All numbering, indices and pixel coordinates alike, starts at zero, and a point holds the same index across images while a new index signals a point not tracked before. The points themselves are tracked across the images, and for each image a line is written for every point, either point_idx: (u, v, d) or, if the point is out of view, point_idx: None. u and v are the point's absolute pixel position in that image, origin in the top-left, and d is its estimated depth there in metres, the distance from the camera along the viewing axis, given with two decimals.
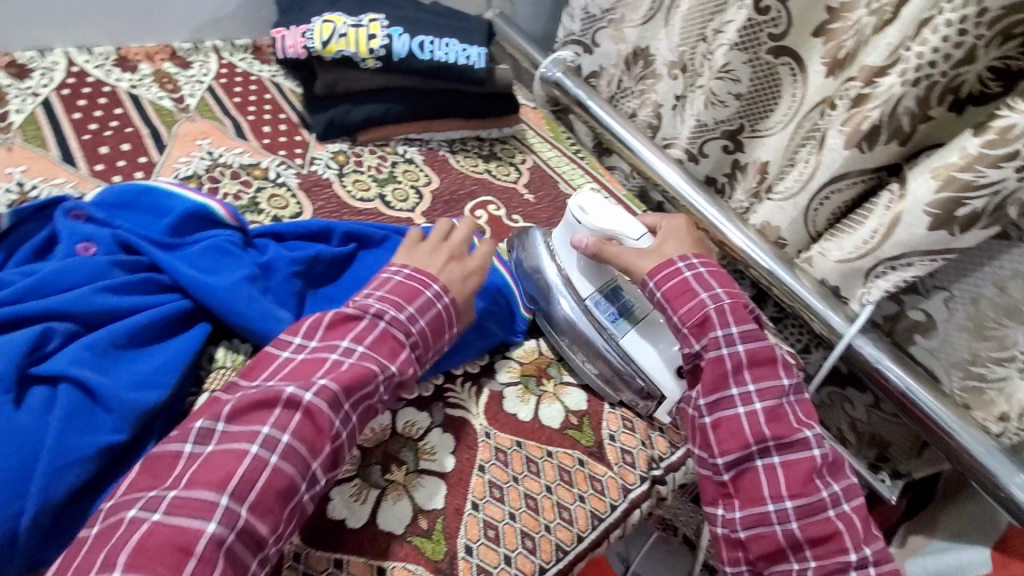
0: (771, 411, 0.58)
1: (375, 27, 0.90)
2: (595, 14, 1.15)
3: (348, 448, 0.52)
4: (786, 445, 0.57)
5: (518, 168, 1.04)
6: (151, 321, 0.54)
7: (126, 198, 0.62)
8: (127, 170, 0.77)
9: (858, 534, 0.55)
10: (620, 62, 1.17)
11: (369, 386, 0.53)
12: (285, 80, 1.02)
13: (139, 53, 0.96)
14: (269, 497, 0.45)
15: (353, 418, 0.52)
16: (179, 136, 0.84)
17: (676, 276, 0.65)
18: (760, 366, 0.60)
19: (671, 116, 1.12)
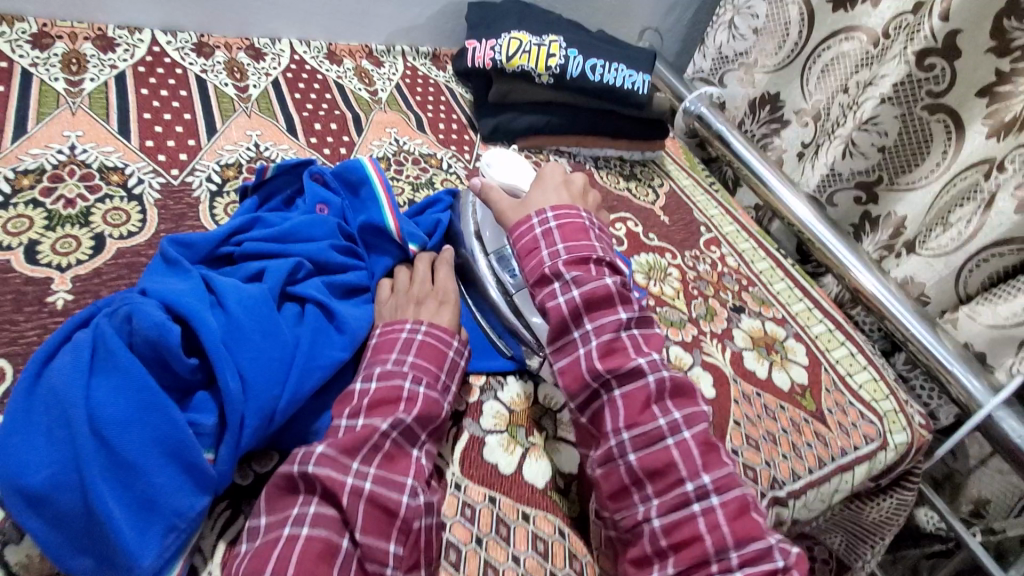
0: (675, 534, 0.52)
1: (555, 47, 1.00)
2: (727, 56, 1.21)
3: (392, 493, 0.48)
4: (625, 374, 0.56)
5: (655, 190, 1.09)
6: (356, 280, 0.64)
7: (349, 176, 0.71)
8: (334, 145, 0.91)
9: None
10: (746, 105, 1.21)
11: (370, 440, 0.49)
12: (457, 86, 1.14)
13: (345, 49, 1.11)
14: (308, 567, 0.43)
15: (373, 472, 0.48)
16: (374, 123, 0.98)
17: (527, 232, 0.64)
18: (637, 412, 0.55)
19: (793, 162, 1.15)
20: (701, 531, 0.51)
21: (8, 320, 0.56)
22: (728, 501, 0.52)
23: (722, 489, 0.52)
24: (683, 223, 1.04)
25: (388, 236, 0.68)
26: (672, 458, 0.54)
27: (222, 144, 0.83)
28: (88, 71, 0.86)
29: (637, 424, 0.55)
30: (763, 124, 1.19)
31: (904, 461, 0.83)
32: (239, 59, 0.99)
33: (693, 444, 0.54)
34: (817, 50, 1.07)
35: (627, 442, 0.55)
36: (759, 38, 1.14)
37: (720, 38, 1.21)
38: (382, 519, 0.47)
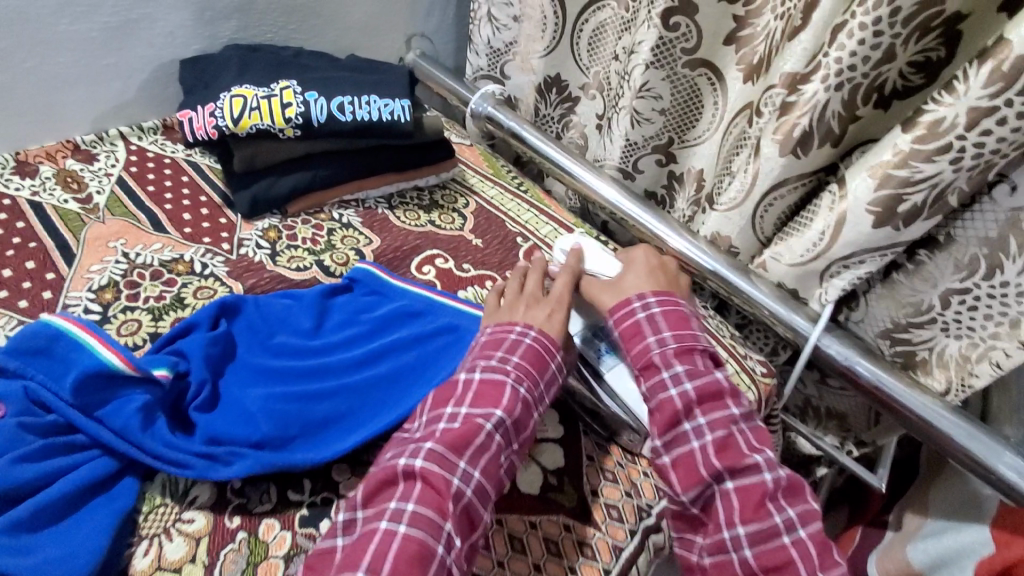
0: (747, 504, 0.59)
1: (288, 94, 0.86)
2: (499, 48, 1.15)
3: (479, 502, 0.56)
4: (699, 372, 0.66)
5: (461, 214, 1.01)
6: (65, 492, 0.51)
7: (36, 345, 0.55)
8: (34, 292, 0.72)
9: (813, 562, 0.57)
10: (535, 92, 1.15)
11: (479, 437, 0.58)
12: (201, 157, 0.96)
13: (38, 154, 0.90)
14: (403, 565, 0.49)
15: (476, 473, 0.56)
16: (88, 243, 0.79)
17: (629, 317, 0.71)
18: (709, 399, 0.65)
19: (597, 136, 1.12)
20: (767, 497, 0.59)
21: None
22: (790, 475, 0.62)
23: (773, 467, 0.61)
24: (497, 241, 0.97)
25: (124, 377, 0.56)
26: (737, 441, 0.63)
27: None
28: None
29: (708, 408, 0.65)
30: (557, 107, 1.16)
31: (760, 416, 0.84)
32: None
33: (749, 430, 0.64)
34: (581, 20, 1.03)
35: (698, 422, 0.64)
36: (523, 25, 1.09)
37: (485, 33, 1.15)
38: (465, 523, 0.55)
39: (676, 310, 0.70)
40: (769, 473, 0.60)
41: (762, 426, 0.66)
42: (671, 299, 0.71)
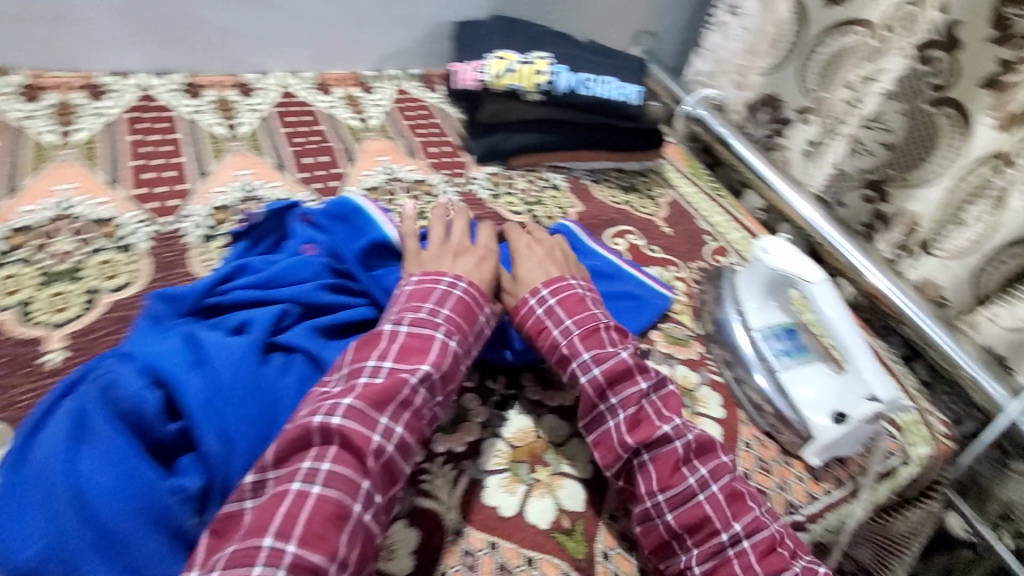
0: (664, 470, 0.57)
1: (542, 63, 0.98)
2: (724, 58, 1.20)
3: (343, 466, 0.47)
4: (604, 355, 0.62)
5: (656, 202, 1.07)
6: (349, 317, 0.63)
7: (342, 213, 0.71)
8: (324, 179, 0.91)
9: (724, 513, 0.56)
10: (745, 108, 1.17)
11: (401, 393, 0.52)
12: (449, 107, 1.14)
13: (335, 78, 1.11)
14: (318, 525, 0.44)
15: (398, 429, 0.51)
16: (365, 152, 0.98)
17: (530, 314, 0.66)
18: (620, 380, 0.61)
19: (801, 162, 1.08)
20: (680, 463, 0.58)
21: (7, 382, 0.56)
22: (697, 434, 0.59)
23: (717, 475, 0.58)
24: (687, 234, 1.01)
25: (392, 252, 0.70)
26: (649, 413, 0.60)
27: (210, 187, 0.83)
28: (81, 121, 0.87)
29: (618, 388, 0.61)
30: (764, 126, 1.14)
31: (928, 474, 0.79)
32: (230, 97, 1.00)
33: (692, 434, 0.59)
34: (818, 45, 1.03)
35: (621, 415, 0.60)
36: (750, 38, 1.13)
37: (715, 41, 1.21)
38: (387, 482, 0.49)
39: (569, 287, 0.67)
40: (678, 440, 0.58)
41: (674, 393, 0.63)
42: (563, 286, 0.67)
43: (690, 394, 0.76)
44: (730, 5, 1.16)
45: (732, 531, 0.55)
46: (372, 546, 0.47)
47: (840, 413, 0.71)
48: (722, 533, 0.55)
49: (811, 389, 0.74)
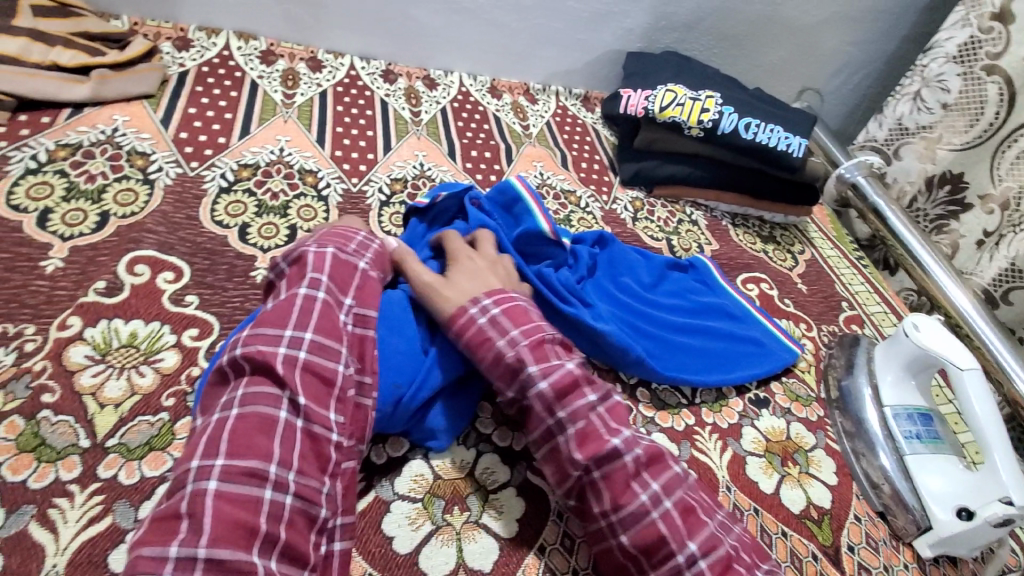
0: (614, 487, 0.53)
1: (710, 103, 1.01)
2: (908, 128, 1.16)
3: (322, 364, 0.51)
4: (552, 368, 0.56)
5: (795, 257, 1.05)
6: None
7: (506, 199, 0.78)
8: (486, 172, 1.00)
9: (680, 533, 0.51)
10: (920, 182, 1.15)
11: (322, 308, 0.53)
12: (603, 129, 1.20)
13: (506, 86, 1.21)
14: (253, 432, 0.45)
15: (308, 335, 0.51)
16: (524, 155, 1.06)
17: (579, 395, 0.55)
18: (566, 392, 0.55)
19: (970, 251, 1.09)
20: (631, 478, 0.53)
21: (221, 285, 0.67)
22: (647, 446, 0.55)
23: (670, 489, 0.53)
24: (822, 295, 0.98)
25: (545, 238, 0.76)
26: (598, 427, 0.55)
27: (394, 161, 0.94)
28: (300, 87, 1.01)
29: (565, 401, 0.55)
30: (939, 204, 1.13)
31: None
32: (417, 87, 1.12)
33: (645, 450, 0.55)
34: (1015, 135, 1.01)
35: (569, 434, 0.54)
36: (947, 114, 1.09)
37: (902, 109, 1.17)
38: (319, 385, 0.50)
39: (587, 421, 0.55)
40: (628, 455, 0.53)
41: (621, 404, 0.58)
42: (507, 296, 0.60)
43: (804, 452, 0.74)
44: (925, 77, 1.12)
45: (687, 552, 0.50)
46: (327, 455, 0.48)
47: (965, 509, 0.66)
48: (679, 554, 0.51)
49: (940, 480, 0.70)
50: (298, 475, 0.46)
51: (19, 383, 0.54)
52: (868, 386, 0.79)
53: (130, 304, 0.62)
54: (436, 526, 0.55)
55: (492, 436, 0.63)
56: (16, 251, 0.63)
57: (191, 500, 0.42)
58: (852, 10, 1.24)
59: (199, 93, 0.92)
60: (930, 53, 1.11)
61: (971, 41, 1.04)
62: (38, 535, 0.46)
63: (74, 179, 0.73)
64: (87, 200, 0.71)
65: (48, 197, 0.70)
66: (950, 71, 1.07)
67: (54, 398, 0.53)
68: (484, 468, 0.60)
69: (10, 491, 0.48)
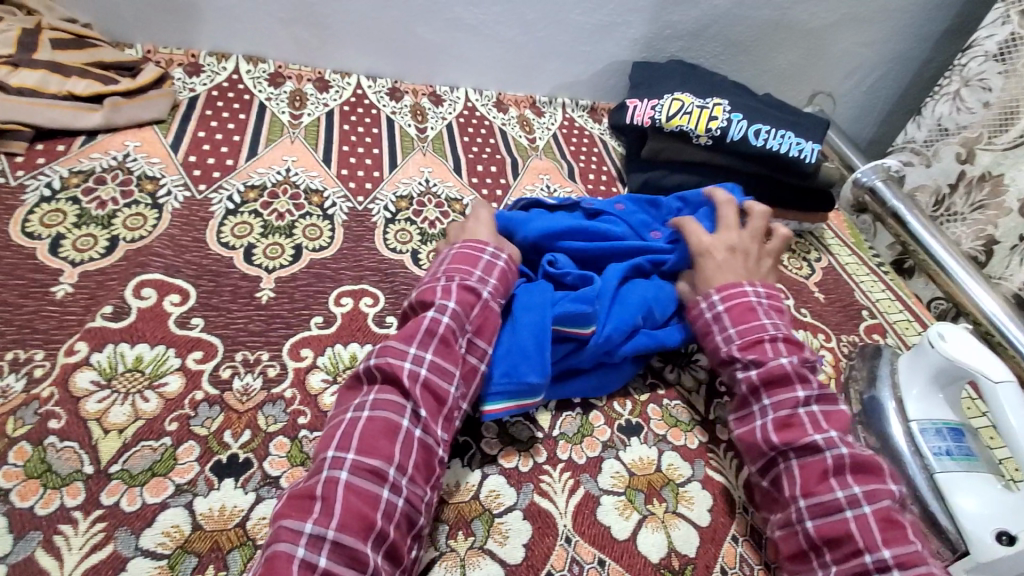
0: (809, 477, 0.57)
1: (718, 110, 1.00)
2: (948, 129, 1.16)
3: (441, 379, 0.55)
4: (761, 360, 0.64)
5: (811, 265, 1.02)
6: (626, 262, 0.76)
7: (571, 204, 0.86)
8: (492, 186, 0.99)
9: (871, 535, 0.52)
10: (961, 182, 1.13)
11: (449, 327, 0.57)
12: (610, 139, 1.19)
13: (511, 99, 1.20)
14: (379, 436, 0.50)
15: (430, 354, 0.56)
16: (530, 168, 1.05)
17: (787, 392, 0.61)
18: (775, 384, 0.62)
19: (1006, 255, 1.07)
20: (829, 473, 0.56)
21: (225, 307, 0.67)
22: (855, 452, 0.56)
23: (873, 496, 0.54)
24: (841, 304, 0.95)
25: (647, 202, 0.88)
26: (803, 421, 0.59)
27: (400, 178, 0.95)
28: (307, 107, 1.02)
29: (775, 391, 0.62)
30: (975, 207, 1.11)
31: None
32: (423, 104, 1.12)
33: (848, 454, 0.56)
34: None
35: (770, 420, 0.61)
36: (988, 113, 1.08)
37: (941, 109, 1.17)
38: (433, 401, 0.54)
39: (792, 413, 0.60)
40: (828, 450, 0.57)
41: (841, 410, 0.61)
42: (738, 294, 0.69)
43: None
44: (965, 77, 1.12)
45: (877, 555, 0.51)
46: (433, 467, 0.52)
47: (1006, 533, 0.61)
48: (866, 553, 0.52)
49: (974, 500, 0.65)
50: (409, 481, 0.50)
51: (27, 410, 0.54)
52: (892, 399, 0.76)
53: (137, 328, 0.62)
54: (440, 552, 0.54)
55: (498, 457, 0.61)
56: (28, 277, 0.65)
57: (324, 484, 0.48)
58: (865, 11, 1.22)
59: (209, 116, 0.93)
60: (970, 53, 1.11)
61: (1012, 38, 1.04)
62: (44, 562, 0.47)
63: (85, 205, 0.75)
64: (97, 225, 0.72)
65: (60, 223, 0.71)
66: (990, 69, 1.08)
67: (60, 424, 0.54)
68: (489, 491, 0.59)
69: (18, 517, 0.48)
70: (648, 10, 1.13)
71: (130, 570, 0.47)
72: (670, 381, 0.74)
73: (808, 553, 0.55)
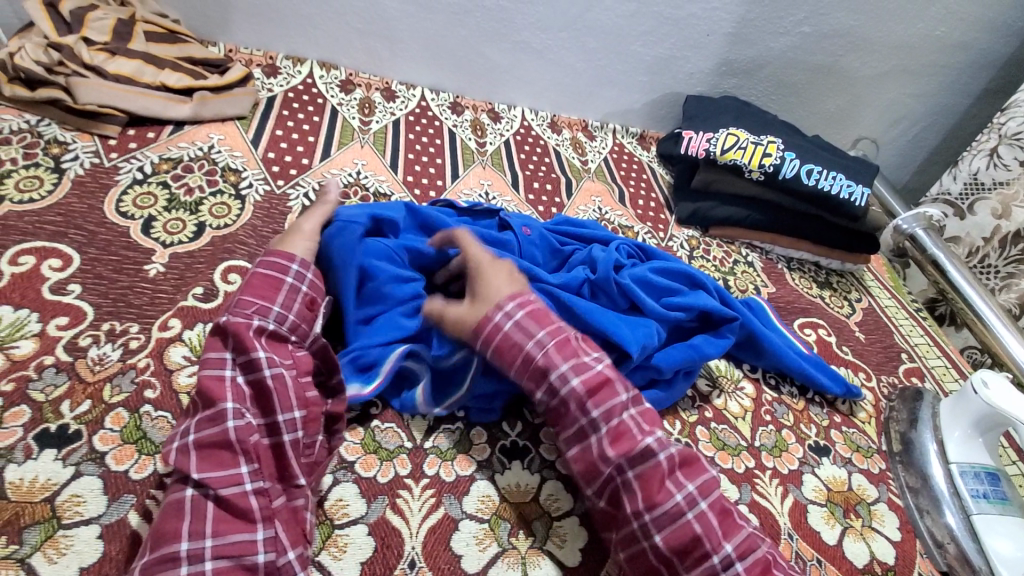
0: (648, 489, 0.53)
1: (772, 148, 1.03)
2: (984, 183, 1.18)
3: (212, 428, 0.48)
4: (581, 366, 0.57)
5: (851, 304, 1.04)
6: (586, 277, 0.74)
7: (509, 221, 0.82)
8: (547, 204, 1.03)
9: (715, 533, 0.52)
10: (995, 238, 1.16)
11: (219, 378, 0.50)
12: (658, 167, 1.23)
13: (565, 122, 1.25)
14: (169, 521, 0.44)
15: (197, 416, 0.49)
16: (583, 189, 1.09)
17: (615, 401, 0.57)
18: (597, 391, 0.57)
19: None
20: (666, 478, 0.54)
21: None
22: (681, 449, 0.56)
23: (705, 493, 0.54)
24: (881, 345, 0.97)
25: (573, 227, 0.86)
26: (631, 426, 0.56)
27: (463, 188, 0.99)
28: (376, 115, 1.07)
29: (598, 400, 0.56)
30: (1010, 261, 1.15)
31: None
32: (482, 119, 1.17)
33: (678, 455, 0.55)
34: None
35: (603, 434, 0.55)
36: None
37: (977, 164, 1.18)
38: (219, 452, 0.47)
39: (621, 420, 0.56)
40: (662, 453, 0.54)
41: (649, 405, 0.60)
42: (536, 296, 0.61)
43: (866, 504, 0.72)
44: (1003, 134, 1.13)
45: (723, 553, 0.51)
46: (247, 506, 0.46)
47: None
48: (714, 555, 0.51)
49: (1009, 544, 0.67)
50: (214, 540, 0.44)
51: (125, 378, 0.57)
52: (932, 441, 0.78)
53: (224, 310, 0.66)
54: (503, 548, 0.55)
55: (556, 462, 0.64)
56: (124, 254, 0.68)
57: None
58: (914, 64, 1.25)
59: (286, 116, 0.98)
60: (1009, 112, 1.13)
61: None
62: (136, 524, 0.49)
63: (174, 191, 0.79)
64: (185, 211, 0.76)
65: (152, 206, 0.75)
66: None
67: (155, 394, 0.57)
68: (548, 495, 0.61)
69: (114, 479, 0.51)
70: (705, 47, 1.18)
71: None
72: (717, 405, 0.77)
73: (659, 568, 0.52)
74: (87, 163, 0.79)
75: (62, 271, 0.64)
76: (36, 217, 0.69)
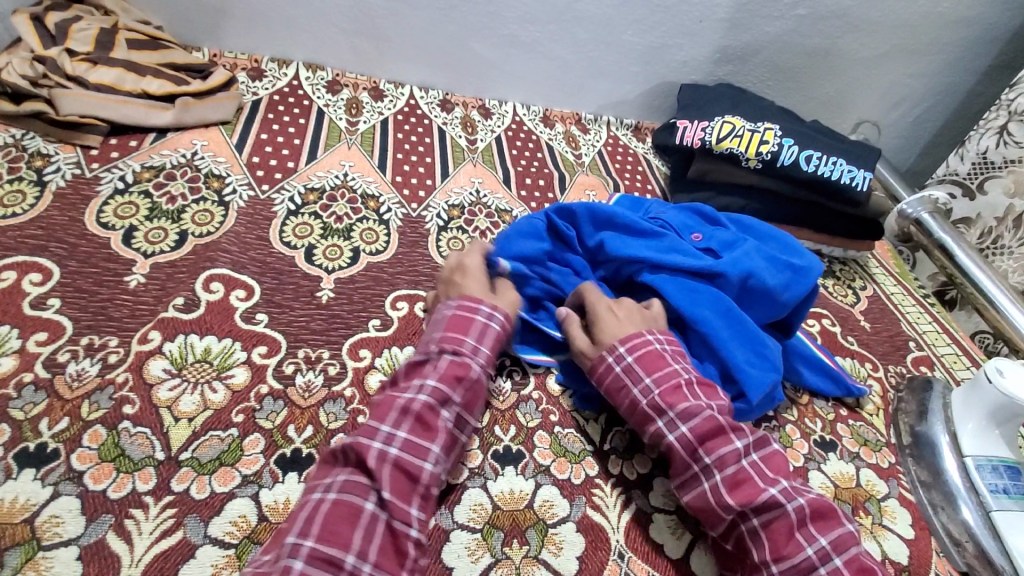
0: (775, 540, 0.52)
1: (769, 134, 1.00)
2: (994, 162, 1.14)
3: (414, 456, 0.51)
4: (689, 413, 0.59)
5: (856, 293, 1.01)
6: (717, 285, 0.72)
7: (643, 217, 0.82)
8: (540, 200, 1.00)
9: None
10: (1007, 218, 1.13)
11: (432, 412, 0.54)
12: (654, 158, 1.20)
13: (558, 115, 1.22)
14: (338, 522, 0.46)
15: (403, 432, 0.52)
16: (576, 184, 1.07)
17: (729, 449, 0.56)
18: (709, 437, 0.57)
19: None
20: (795, 528, 0.52)
21: (288, 304, 0.69)
22: (811, 499, 0.54)
23: (840, 547, 0.51)
24: (888, 334, 0.94)
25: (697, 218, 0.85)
26: (751, 474, 0.55)
27: (452, 187, 0.97)
28: (364, 115, 1.05)
29: (713, 447, 0.57)
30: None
31: None
32: (472, 116, 1.15)
33: (807, 506, 0.53)
34: None
35: (718, 481, 0.56)
36: None
37: (986, 143, 1.15)
38: (404, 481, 0.50)
39: (739, 468, 0.56)
40: (789, 504, 0.53)
41: (775, 452, 0.58)
42: (639, 341, 0.63)
43: (876, 501, 0.70)
44: (1011, 111, 1.10)
45: None
46: (405, 549, 0.48)
47: None
48: None
49: None
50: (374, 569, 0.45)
51: (103, 394, 0.56)
52: (944, 432, 0.75)
53: (206, 320, 0.64)
54: (495, 559, 0.54)
55: (551, 467, 0.62)
56: (104, 266, 0.67)
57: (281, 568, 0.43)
58: (916, 43, 1.22)
59: (271, 120, 0.96)
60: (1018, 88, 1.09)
61: None
62: (114, 546, 0.47)
63: (156, 200, 0.77)
64: (167, 220, 0.75)
65: (133, 216, 0.74)
66: None
67: (135, 410, 0.56)
68: (542, 501, 0.59)
69: (92, 499, 0.49)
70: (699, 34, 1.15)
71: (199, 557, 0.48)
72: None
73: None
74: (68, 174, 0.77)
75: (41, 286, 0.63)
76: (15, 231, 0.68)
